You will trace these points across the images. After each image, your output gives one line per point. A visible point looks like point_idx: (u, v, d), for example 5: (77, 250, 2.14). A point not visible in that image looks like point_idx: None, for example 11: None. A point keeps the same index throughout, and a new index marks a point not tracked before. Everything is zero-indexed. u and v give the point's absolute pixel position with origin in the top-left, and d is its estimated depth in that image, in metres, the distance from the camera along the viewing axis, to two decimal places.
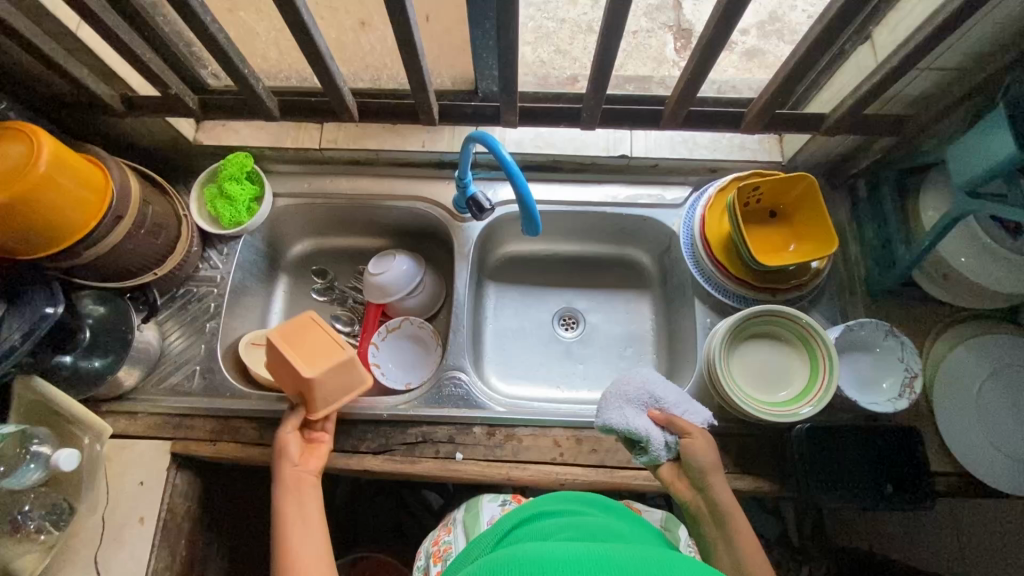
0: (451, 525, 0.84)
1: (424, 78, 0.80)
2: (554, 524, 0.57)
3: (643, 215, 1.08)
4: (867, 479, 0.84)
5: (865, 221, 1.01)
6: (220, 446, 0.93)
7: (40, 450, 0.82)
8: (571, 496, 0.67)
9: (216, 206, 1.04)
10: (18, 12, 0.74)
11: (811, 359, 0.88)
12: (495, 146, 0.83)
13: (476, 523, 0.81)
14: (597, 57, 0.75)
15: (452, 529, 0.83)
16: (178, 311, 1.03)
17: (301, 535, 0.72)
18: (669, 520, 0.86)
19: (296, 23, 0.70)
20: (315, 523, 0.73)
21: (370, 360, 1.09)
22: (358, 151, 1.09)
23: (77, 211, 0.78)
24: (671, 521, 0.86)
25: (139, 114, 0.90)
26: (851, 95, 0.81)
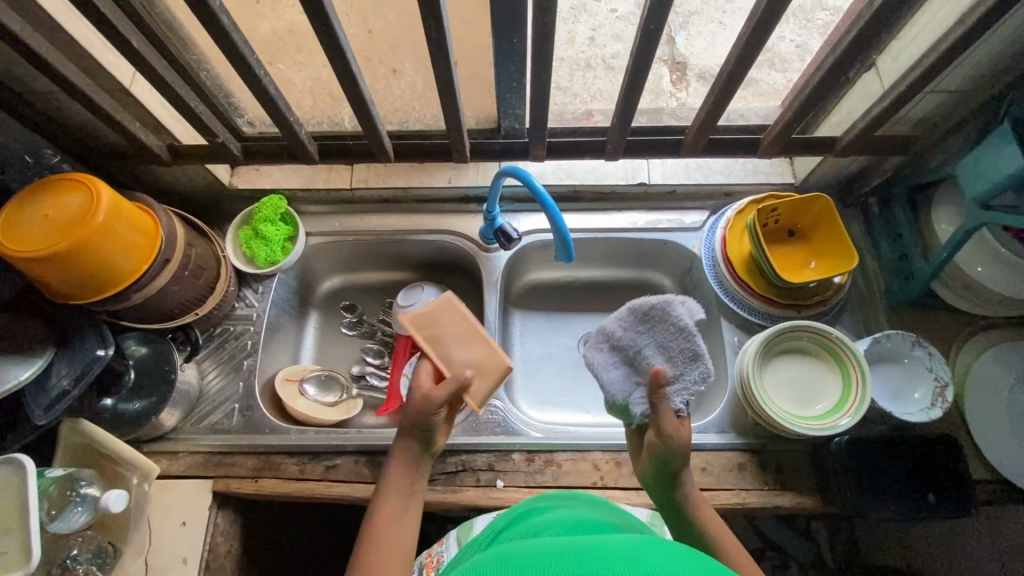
0: (444, 539, 0.82)
1: (460, 119, 0.85)
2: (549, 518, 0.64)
3: (663, 239, 1.11)
4: (908, 489, 0.85)
5: (879, 237, 1.05)
6: (261, 482, 0.94)
7: (87, 492, 0.83)
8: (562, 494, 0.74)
9: (252, 246, 1.07)
10: (81, 73, 0.79)
11: (843, 373, 0.90)
12: (528, 179, 0.87)
13: (468, 534, 0.80)
14: (623, 92, 0.80)
15: (445, 542, 0.83)
16: (215, 349, 1.05)
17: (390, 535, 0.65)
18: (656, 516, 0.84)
19: (345, 72, 0.75)
20: (403, 522, 0.66)
21: (402, 391, 1.11)
22: (387, 189, 1.13)
23: (130, 257, 0.81)
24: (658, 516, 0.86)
25: (184, 162, 0.94)
26: (862, 118, 0.86)
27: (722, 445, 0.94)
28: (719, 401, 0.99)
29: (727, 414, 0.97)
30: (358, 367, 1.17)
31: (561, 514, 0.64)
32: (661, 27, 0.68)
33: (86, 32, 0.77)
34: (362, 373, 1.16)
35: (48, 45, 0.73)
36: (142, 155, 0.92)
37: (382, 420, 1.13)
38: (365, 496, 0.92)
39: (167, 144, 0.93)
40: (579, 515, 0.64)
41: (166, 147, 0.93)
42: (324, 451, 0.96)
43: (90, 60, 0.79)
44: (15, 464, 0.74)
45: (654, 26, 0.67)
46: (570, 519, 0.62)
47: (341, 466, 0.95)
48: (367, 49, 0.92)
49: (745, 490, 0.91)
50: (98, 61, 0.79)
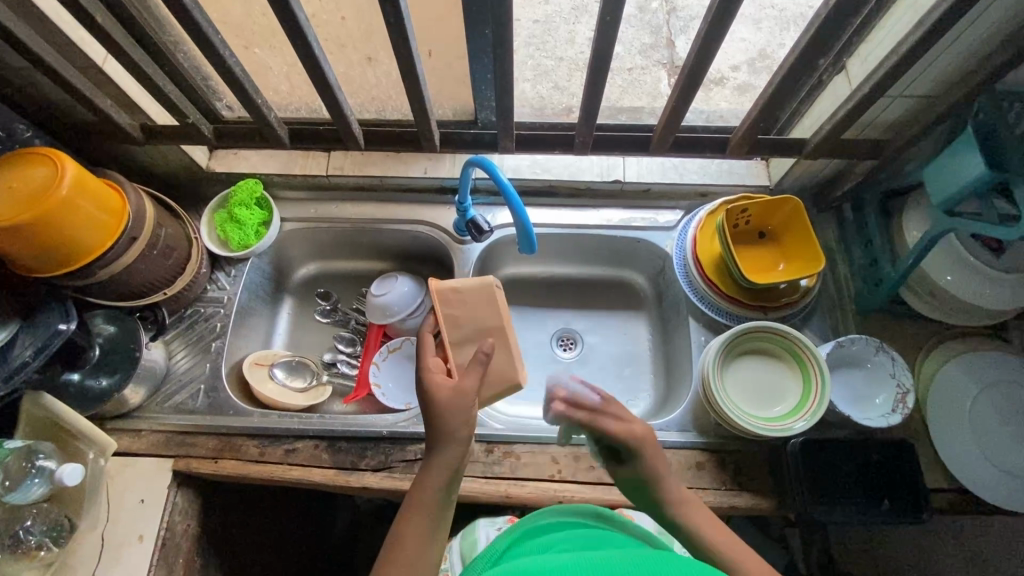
0: (448, 552, 0.93)
1: (426, 106, 0.85)
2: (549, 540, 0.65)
3: (636, 237, 1.12)
4: (861, 493, 0.85)
5: (851, 242, 1.05)
6: (221, 463, 0.94)
7: (45, 464, 0.84)
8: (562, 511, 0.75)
9: (226, 229, 1.08)
10: (51, 49, 0.79)
11: (804, 376, 0.90)
12: (493, 170, 0.87)
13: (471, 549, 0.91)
14: (588, 88, 0.80)
15: (449, 556, 0.93)
16: (184, 330, 1.06)
17: (415, 548, 0.58)
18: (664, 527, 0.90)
19: (307, 55, 0.74)
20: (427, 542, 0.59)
21: (371, 380, 1.12)
22: (363, 177, 1.14)
23: (94, 233, 0.81)
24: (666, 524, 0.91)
25: (156, 143, 0.94)
26: (830, 121, 0.86)
27: (683, 443, 0.94)
28: (683, 399, 1.00)
29: (689, 414, 0.97)
30: (330, 355, 1.18)
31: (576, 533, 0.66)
32: (618, 20, 0.68)
33: (57, 7, 0.77)
34: (334, 360, 1.18)
35: (17, 21, 0.74)
36: (114, 133, 0.92)
37: (350, 407, 1.13)
38: (323, 480, 0.92)
39: (140, 124, 0.94)
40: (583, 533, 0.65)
41: (139, 126, 0.94)
42: (285, 435, 0.96)
43: (59, 36, 0.79)
44: None
45: (612, 19, 0.67)
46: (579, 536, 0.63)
47: (301, 450, 0.95)
48: (341, 35, 0.92)
49: (703, 490, 0.91)
50: (67, 38, 0.80)
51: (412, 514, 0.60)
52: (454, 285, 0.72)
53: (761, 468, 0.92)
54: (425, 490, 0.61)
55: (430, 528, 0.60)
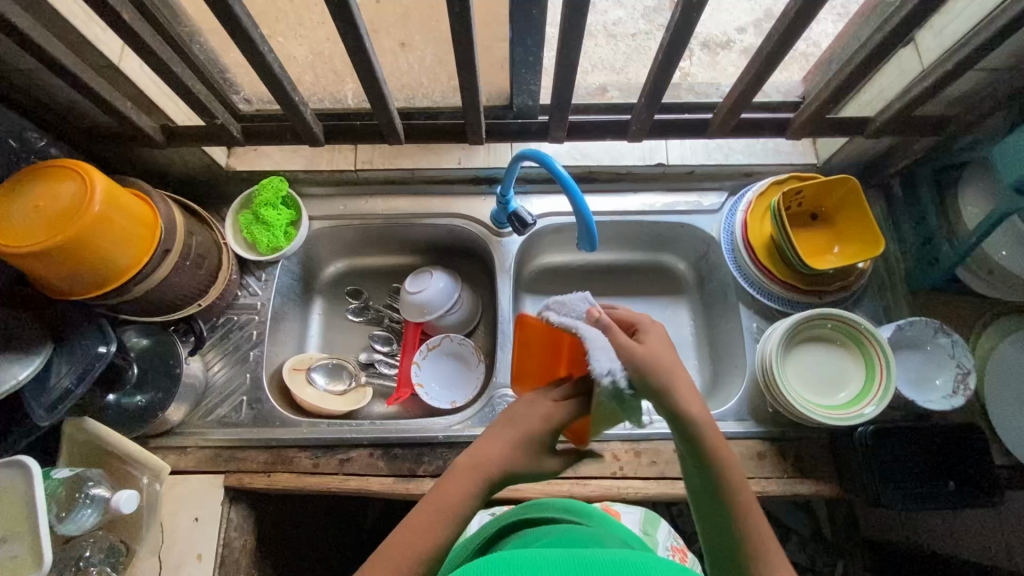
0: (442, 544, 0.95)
1: (477, 97, 0.79)
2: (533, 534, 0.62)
3: (680, 222, 1.08)
4: (928, 476, 0.85)
5: (902, 220, 1.03)
6: (275, 477, 0.91)
7: (97, 492, 0.81)
8: (553, 506, 0.71)
9: (253, 231, 1.03)
10: (66, 49, 0.72)
11: (866, 360, 0.89)
12: (549, 161, 0.81)
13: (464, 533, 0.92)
14: (654, 72, 0.75)
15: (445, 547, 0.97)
16: (220, 340, 1.01)
17: (421, 536, 0.53)
18: (647, 521, 0.89)
19: (358, 46, 0.68)
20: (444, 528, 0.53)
21: (413, 380, 1.09)
22: (394, 170, 1.08)
23: (129, 249, 0.76)
24: (649, 522, 0.90)
25: (180, 145, 0.88)
26: (899, 99, 0.82)
27: (741, 433, 0.94)
28: (736, 387, 0.99)
29: (746, 402, 0.96)
30: (366, 355, 1.15)
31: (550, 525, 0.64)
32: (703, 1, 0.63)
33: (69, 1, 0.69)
34: (371, 360, 1.15)
35: (31, 20, 0.66)
36: (135, 137, 0.85)
37: (392, 409, 1.11)
38: (381, 489, 0.90)
39: (162, 125, 0.87)
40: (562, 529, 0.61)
41: (160, 128, 0.87)
42: (338, 444, 0.94)
43: (72, 34, 0.71)
44: (19, 466, 0.73)
45: None
46: (560, 530, 0.61)
47: (356, 459, 0.93)
48: (374, 21, 0.85)
49: (765, 479, 0.91)
50: (81, 35, 0.72)
51: (435, 500, 0.55)
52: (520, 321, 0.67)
53: (822, 452, 0.92)
54: (458, 485, 0.55)
55: (447, 517, 0.54)
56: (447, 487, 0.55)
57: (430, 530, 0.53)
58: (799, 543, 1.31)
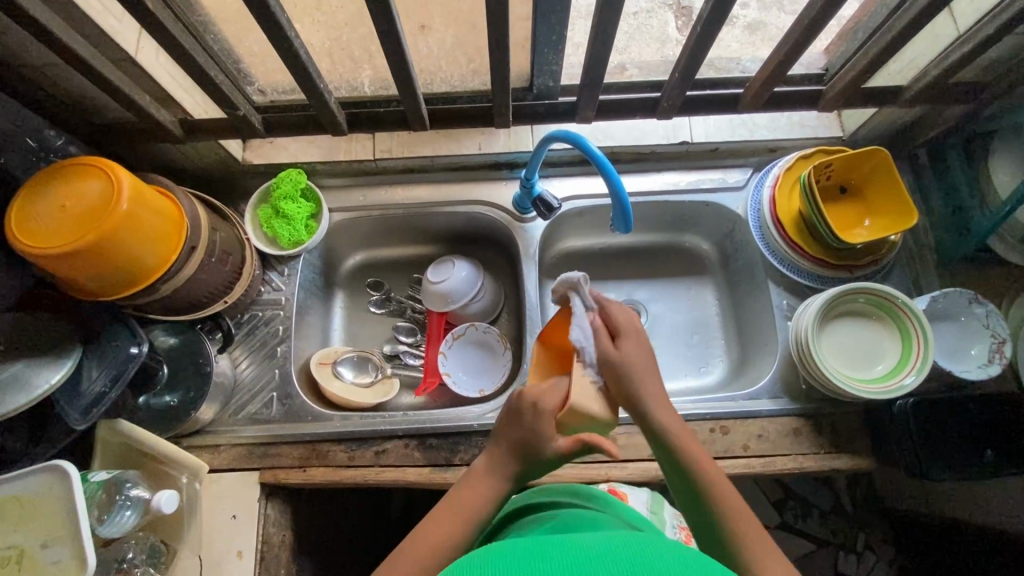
0: None
1: (507, 79, 0.78)
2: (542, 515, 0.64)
3: (705, 200, 1.07)
4: (968, 445, 0.85)
5: (931, 190, 1.02)
6: (311, 471, 0.91)
7: (136, 493, 0.80)
8: (563, 488, 0.73)
9: (274, 225, 1.01)
10: (83, 41, 0.70)
11: (903, 332, 0.88)
12: (581, 141, 0.80)
13: None
14: (690, 45, 0.73)
15: None
16: (246, 337, 1.00)
17: (437, 537, 0.59)
18: (654, 501, 0.87)
19: (389, 31, 0.67)
20: (456, 529, 0.60)
21: (440, 369, 1.08)
22: (412, 159, 1.06)
23: (157, 246, 0.75)
24: (656, 501, 0.87)
25: (200, 139, 0.86)
26: (936, 66, 0.81)
27: (776, 410, 0.93)
28: (768, 365, 0.98)
29: (779, 379, 0.96)
30: (390, 346, 1.14)
31: (560, 510, 0.64)
32: None
33: None
34: (396, 352, 1.14)
35: (50, 13, 0.64)
36: (154, 132, 0.83)
37: (420, 399, 1.10)
38: (418, 480, 0.90)
39: (180, 120, 0.84)
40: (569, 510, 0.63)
41: (180, 122, 0.84)
42: (372, 436, 0.93)
43: (90, 26, 0.69)
44: (58, 472, 0.72)
45: None
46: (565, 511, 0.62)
47: (391, 451, 0.92)
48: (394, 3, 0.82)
49: (802, 455, 0.91)
50: (99, 27, 0.70)
51: (446, 510, 0.62)
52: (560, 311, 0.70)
53: (857, 428, 0.92)
54: (471, 490, 0.63)
55: (462, 524, 0.60)
56: (461, 491, 0.63)
57: (446, 526, 0.60)
58: (821, 517, 1.32)
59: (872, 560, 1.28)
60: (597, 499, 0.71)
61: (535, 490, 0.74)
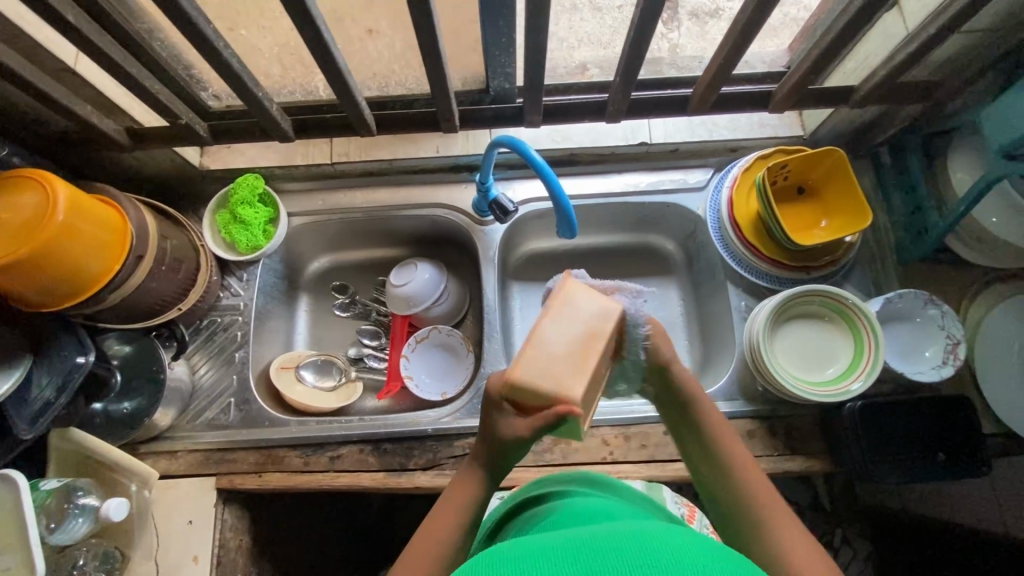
0: None
1: (447, 84, 0.77)
2: (543, 509, 0.62)
3: (665, 201, 1.06)
4: (918, 448, 0.85)
5: (892, 189, 1.01)
6: (266, 477, 0.91)
7: (87, 501, 0.81)
8: (563, 476, 0.71)
9: (231, 231, 1.01)
10: (15, 54, 0.69)
11: (855, 333, 0.88)
12: (523, 147, 0.79)
13: None
14: (628, 47, 0.72)
15: None
16: (204, 343, 1.01)
17: (433, 541, 0.58)
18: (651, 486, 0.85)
19: (316, 42, 0.66)
20: (449, 531, 0.59)
21: (403, 372, 1.08)
22: (370, 162, 1.06)
23: (100, 257, 0.75)
24: (653, 487, 0.85)
25: (147, 147, 0.86)
26: (884, 67, 0.80)
27: (731, 412, 0.93)
28: (726, 367, 0.98)
29: (735, 381, 0.96)
30: (355, 350, 1.14)
31: (558, 501, 0.62)
32: None
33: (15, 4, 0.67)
34: (360, 356, 1.14)
35: None
36: (99, 141, 0.83)
37: (383, 402, 1.10)
38: (372, 484, 0.90)
39: (126, 128, 0.84)
40: (573, 500, 0.61)
41: (126, 131, 0.84)
42: (327, 442, 0.93)
43: (22, 38, 0.69)
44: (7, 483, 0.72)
45: None
46: (567, 504, 0.60)
47: (345, 456, 0.93)
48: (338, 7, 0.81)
49: (755, 457, 0.91)
50: (30, 40, 0.69)
51: (438, 515, 0.61)
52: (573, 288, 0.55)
53: (810, 430, 0.92)
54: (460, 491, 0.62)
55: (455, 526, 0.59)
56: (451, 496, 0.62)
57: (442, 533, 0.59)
58: (798, 513, 1.26)
59: (847, 558, 1.21)
60: (599, 483, 0.69)
61: (530, 483, 0.72)
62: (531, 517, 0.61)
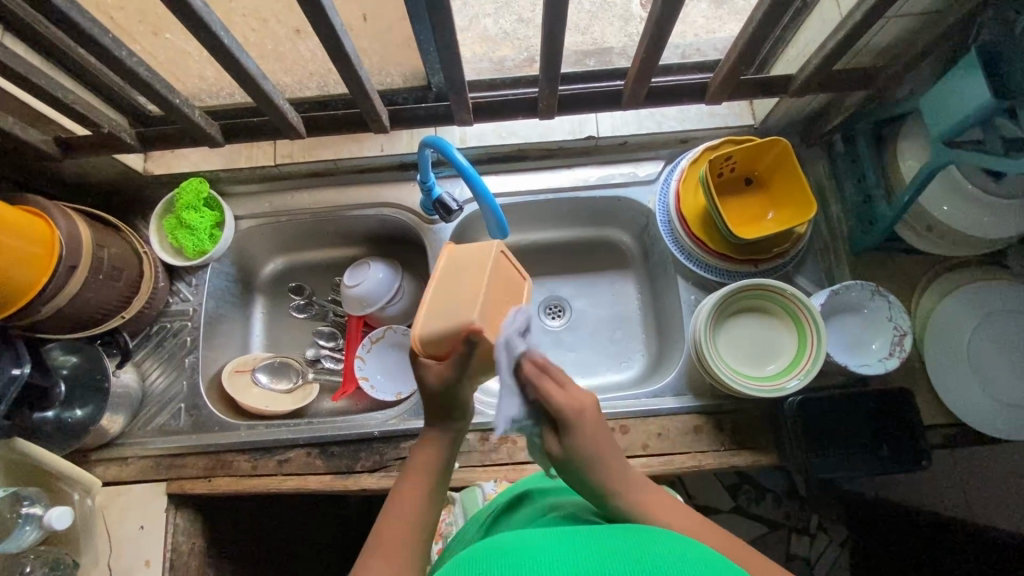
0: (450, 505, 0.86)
1: (365, 84, 0.78)
2: (539, 506, 0.63)
3: (615, 195, 1.05)
4: (861, 442, 0.84)
5: (843, 178, 0.99)
6: (215, 481, 0.92)
7: (32, 511, 0.81)
8: (559, 474, 0.73)
9: (176, 236, 1.01)
10: None
11: (799, 329, 0.87)
12: (448, 149, 0.80)
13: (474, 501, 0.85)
14: (546, 43, 0.71)
15: (452, 510, 0.86)
16: (155, 348, 1.01)
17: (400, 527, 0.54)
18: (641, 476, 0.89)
19: (217, 44, 0.66)
20: (420, 506, 0.56)
21: (357, 374, 1.07)
22: (315, 163, 1.05)
23: (27, 269, 0.76)
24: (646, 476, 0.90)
25: (76, 157, 0.85)
26: (818, 54, 0.78)
27: (678, 408, 0.93)
28: (676, 362, 0.98)
29: (684, 376, 0.95)
30: (312, 351, 1.12)
31: (556, 500, 0.64)
32: None
33: None
34: (317, 357, 1.12)
35: None
36: (27, 152, 0.83)
37: (340, 404, 1.09)
38: (320, 487, 0.91)
39: (54, 138, 0.85)
40: (568, 500, 0.63)
41: (54, 141, 0.85)
42: (276, 445, 0.94)
43: None
44: None
45: None
46: (565, 502, 0.62)
47: (294, 459, 0.93)
48: (259, 8, 0.80)
49: (701, 453, 0.90)
50: None
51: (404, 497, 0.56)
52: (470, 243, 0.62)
53: (758, 424, 0.91)
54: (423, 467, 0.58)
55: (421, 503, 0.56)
56: (409, 480, 0.58)
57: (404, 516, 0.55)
58: (773, 501, 1.23)
59: (824, 543, 1.19)
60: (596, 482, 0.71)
61: (525, 479, 0.74)
62: (524, 515, 0.62)
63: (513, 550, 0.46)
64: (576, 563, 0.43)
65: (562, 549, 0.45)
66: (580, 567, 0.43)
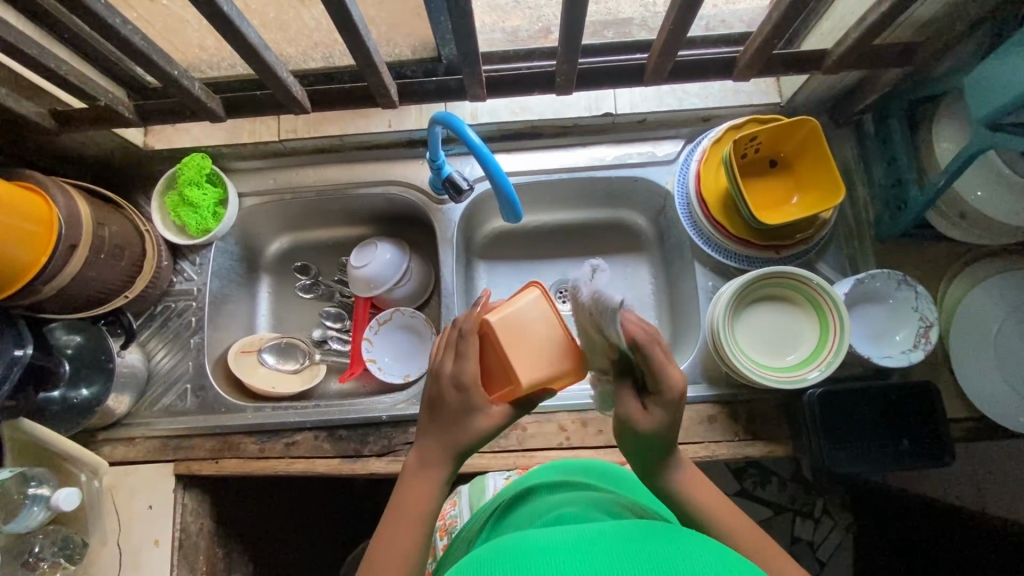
0: (458, 497, 0.85)
1: (372, 57, 0.74)
2: (550, 501, 0.62)
3: (632, 175, 1.01)
4: (879, 434, 0.82)
5: (872, 160, 0.94)
6: (222, 463, 0.92)
7: (40, 492, 0.81)
8: (570, 468, 0.72)
9: (179, 214, 0.98)
10: None
11: (821, 321, 0.84)
12: (459, 127, 0.77)
13: (481, 496, 0.82)
14: (566, 14, 0.67)
15: (457, 503, 0.84)
16: (160, 328, 1.00)
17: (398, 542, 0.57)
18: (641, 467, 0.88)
19: (217, 12, 0.62)
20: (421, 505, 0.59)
21: (365, 356, 1.05)
22: (321, 138, 1.01)
23: (25, 248, 0.73)
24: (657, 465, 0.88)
25: (74, 130, 0.82)
26: (857, 27, 0.73)
27: (692, 396, 0.91)
28: (691, 350, 0.95)
29: (699, 363, 0.93)
30: (319, 332, 1.11)
31: (570, 494, 0.63)
32: None
33: None
34: (324, 338, 1.10)
35: None
36: (21, 125, 0.80)
37: (347, 386, 1.08)
38: (327, 470, 0.90)
39: (51, 111, 0.81)
40: (579, 494, 0.62)
41: (50, 114, 0.81)
42: (282, 428, 0.93)
43: None
44: None
45: None
46: (577, 497, 0.61)
47: (301, 442, 0.92)
48: None
49: (714, 442, 0.88)
50: None
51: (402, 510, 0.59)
52: (508, 308, 0.58)
53: (774, 414, 0.89)
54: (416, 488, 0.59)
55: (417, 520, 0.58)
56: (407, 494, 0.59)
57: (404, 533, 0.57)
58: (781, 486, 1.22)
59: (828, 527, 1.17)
60: (611, 477, 0.70)
61: (536, 471, 0.73)
62: (535, 510, 0.61)
63: (521, 550, 0.45)
64: (589, 563, 0.42)
65: (572, 548, 0.44)
66: (591, 565, 0.42)
